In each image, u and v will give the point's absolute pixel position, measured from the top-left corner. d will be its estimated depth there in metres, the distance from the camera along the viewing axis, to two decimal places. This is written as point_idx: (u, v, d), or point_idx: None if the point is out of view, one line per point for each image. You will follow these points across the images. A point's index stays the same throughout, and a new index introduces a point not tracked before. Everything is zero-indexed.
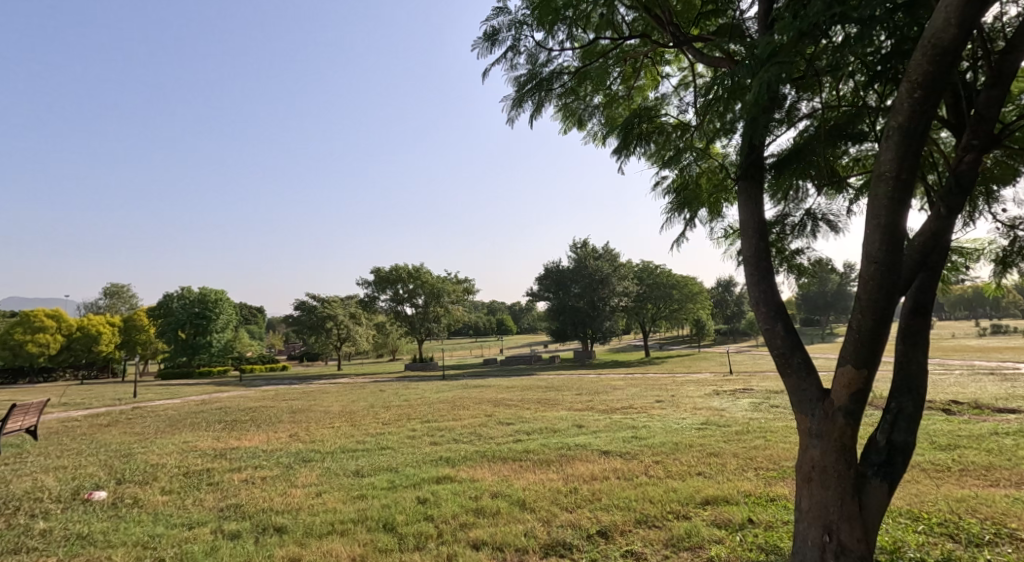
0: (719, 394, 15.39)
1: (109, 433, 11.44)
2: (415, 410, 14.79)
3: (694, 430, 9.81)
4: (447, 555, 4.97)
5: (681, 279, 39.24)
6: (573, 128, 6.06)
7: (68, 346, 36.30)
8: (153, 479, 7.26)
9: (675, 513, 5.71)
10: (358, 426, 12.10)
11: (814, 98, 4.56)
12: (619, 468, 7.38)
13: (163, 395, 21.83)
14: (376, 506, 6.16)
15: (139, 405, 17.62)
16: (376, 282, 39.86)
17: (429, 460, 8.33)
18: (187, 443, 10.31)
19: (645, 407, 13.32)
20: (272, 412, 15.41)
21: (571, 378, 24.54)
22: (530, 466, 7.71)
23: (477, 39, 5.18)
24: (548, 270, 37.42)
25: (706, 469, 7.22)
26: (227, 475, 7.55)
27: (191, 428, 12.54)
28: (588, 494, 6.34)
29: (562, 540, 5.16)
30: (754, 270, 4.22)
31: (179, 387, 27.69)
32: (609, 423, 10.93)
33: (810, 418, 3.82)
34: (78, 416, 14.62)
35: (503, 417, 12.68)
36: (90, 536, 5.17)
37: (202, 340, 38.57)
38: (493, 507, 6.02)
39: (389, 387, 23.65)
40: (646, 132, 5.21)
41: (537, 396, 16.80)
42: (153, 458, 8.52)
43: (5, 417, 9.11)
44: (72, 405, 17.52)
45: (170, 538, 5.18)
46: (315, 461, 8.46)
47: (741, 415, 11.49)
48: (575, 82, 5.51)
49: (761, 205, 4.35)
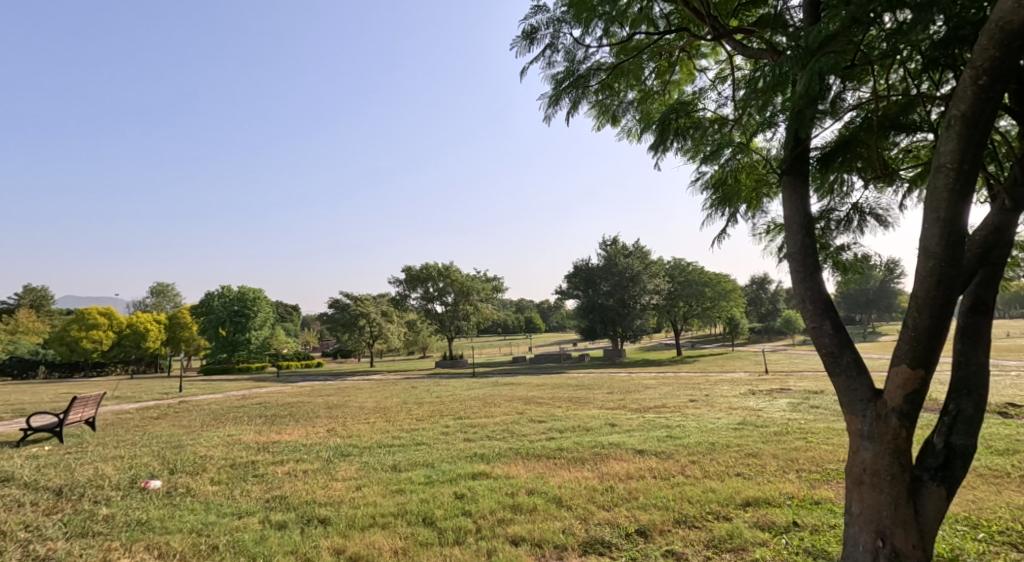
0: (756, 394, 15.07)
1: (157, 425, 11.91)
2: (447, 407, 14.88)
3: (731, 430, 9.61)
4: (487, 550, 5.00)
5: (714, 276, 38.40)
6: (607, 125, 6.03)
7: (118, 342, 37.99)
8: (202, 470, 7.53)
9: (715, 514, 5.63)
10: (393, 423, 12.25)
11: (861, 89, 4.41)
12: (655, 468, 7.28)
13: (205, 391, 22.54)
14: (415, 500, 6.25)
15: (183, 400, 18.29)
16: (407, 280, 40.43)
17: (463, 456, 8.40)
18: (231, 436, 10.63)
19: (679, 406, 13.12)
20: (309, 408, 15.71)
21: (602, 377, 24.22)
22: (565, 465, 7.68)
23: (516, 38, 5.19)
24: (577, 268, 37.22)
25: (745, 470, 7.09)
26: (271, 468, 7.78)
27: (234, 422, 12.91)
28: (624, 492, 6.31)
29: (600, 539, 5.14)
30: (799, 267, 4.13)
31: (221, 383, 28.65)
32: (643, 423, 10.79)
33: (861, 420, 3.71)
34: (130, 409, 15.27)
35: (534, 415, 12.66)
36: (149, 522, 5.40)
37: (242, 337, 39.71)
38: (529, 504, 6.03)
39: (420, 384, 23.84)
40: (683, 126, 5.12)
41: (567, 395, 16.73)
42: (201, 450, 8.84)
43: (67, 409, 9.60)
44: (121, 399, 18.27)
45: (222, 527, 5.38)
46: (353, 456, 8.63)
47: (780, 416, 11.24)
48: (610, 78, 5.48)
49: (805, 200, 4.25)
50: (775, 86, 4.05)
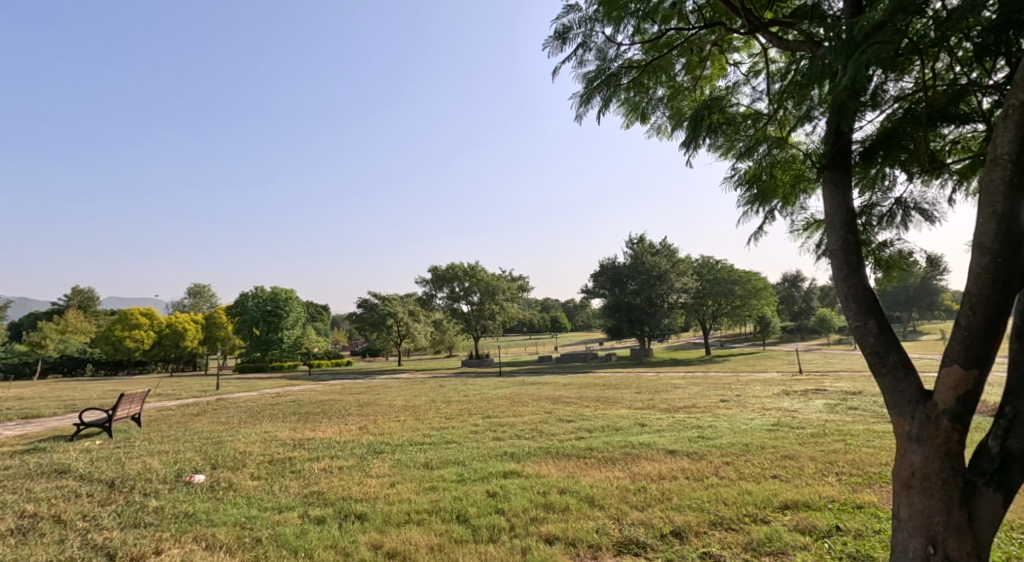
0: (790, 394, 14.78)
1: (197, 422, 12.30)
2: (475, 406, 14.97)
3: (766, 432, 9.42)
4: (521, 548, 5.02)
5: (744, 273, 37.62)
6: (636, 122, 5.96)
7: (158, 342, 39.41)
8: (242, 465, 7.73)
9: (752, 516, 5.52)
10: (423, 421, 12.38)
11: (904, 79, 4.27)
12: (688, 468, 7.20)
13: (241, 389, 23.11)
14: (448, 497, 6.30)
15: (222, 397, 18.83)
16: (433, 280, 40.80)
17: (494, 454, 8.44)
18: (267, 433, 10.90)
19: (710, 406, 12.96)
20: (340, 405, 15.96)
21: (631, 377, 23.86)
22: (596, 464, 7.65)
23: (548, 38, 5.17)
24: (603, 267, 37.02)
25: (783, 472, 6.94)
26: (308, 464, 7.94)
27: (270, 419, 13.22)
28: (658, 493, 6.24)
29: (635, 539, 5.10)
30: (842, 265, 4.03)
31: (254, 380, 29.31)
32: (673, 423, 10.65)
33: (909, 422, 3.60)
34: (171, 406, 15.80)
35: (562, 414, 12.64)
36: (195, 515, 5.57)
37: (274, 336, 40.26)
38: (561, 503, 6.02)
39: (448, 383, 24.02)
40: (716, 123, 5.03)
41: (595, 395, 16.64)
42: (240, 446, 9.08)
43: (116, 405, 10.02)
44: (163, 396, 18.91)
45: (264, 520, 5.51)
46: (386, 453, 8.74)
47: (815, 417, 10.98)
48: (641, 76, 5.40)
49: (848, 195, 4.15)
50: (816, 78, 3.96)
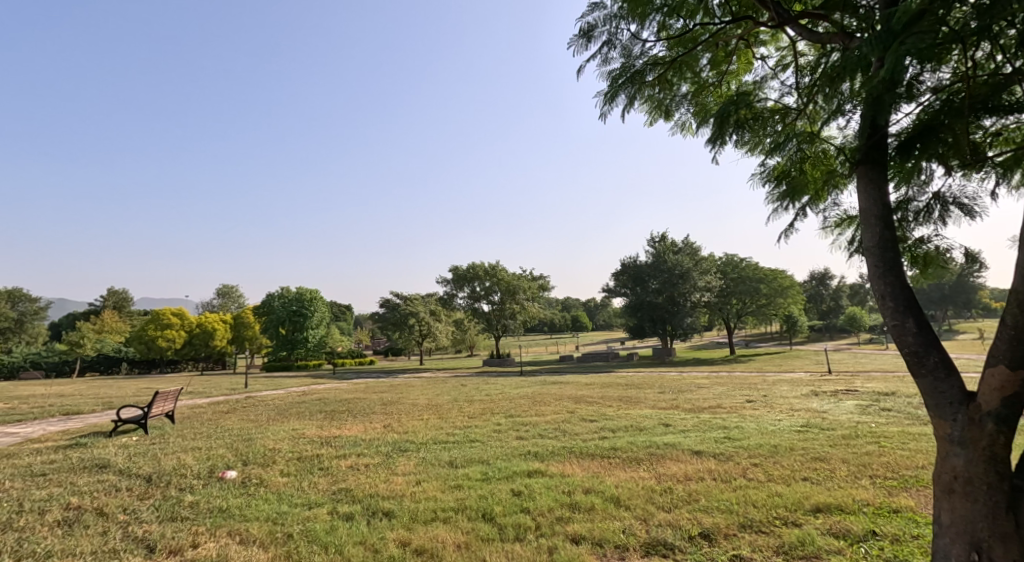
0: (818, 395, 14.47)
1: (228, 419, 12.56)
2: (497, 405, 15.01)
3: (795, 433, 9.24)
4: (548, 548, 5.00)
5: (769, 271, 36.97)
6: (660, 120, 5.89)
7: (189, 341, 40.35)
8: (272, 462, 7.87)
9: (783, 519, 5.42)
10: (446, 420, 12.44)
11: (942, 70, 4.14)
12: (715, 469, 7.11)
13: (268, 387, 23.53)
14: (473, 496, 6.32)
15: (250, 396, 19.19)
16: (454, 280, 41.01)
17: (518, 454, 8.44)
18: (295, 430, 11.08)
19: (736, 406, 12.79)
20: (365, 404, 16.12)
21: (654, 377, 23.57)
22: (620, 465, 7.59)
23: (573, 37, 5.15)
24: (624, 266, 36.79)
25: (814, 474, 6.80)
26: (335, 461, 8.04)
27: (297, 417, 13.43)
28: (684, 495, 6.16)
29: (662, 540, 5.05)
30: (878, 262, 3.93)
31: (281, 379, 29.73)
32: (698, 423, 10.53)
33: (951, 424, 3.49)
34: (202, 403, 16.17)
35: (585, 413, 12.59)
36: (229, 510, 5.68)
37: (300, 335, 40.74)
38: (587, 503, 5.99)
39: (471, 382, 24.14)
40: (743, 119, 4.94)
41: (617, 394, 16.52)
42: (269, 444, 9.24)
43: (151, 403, 10.28)
44: (195, 394, 19.37)
45: (295, 516, 5.59)
46: (411, 451, 8.81)
47: (845, 418, 10.74)
48: (666, 73, 5.33)
49: (883, 190, 4.05)
50: (850, 69, 3.86)
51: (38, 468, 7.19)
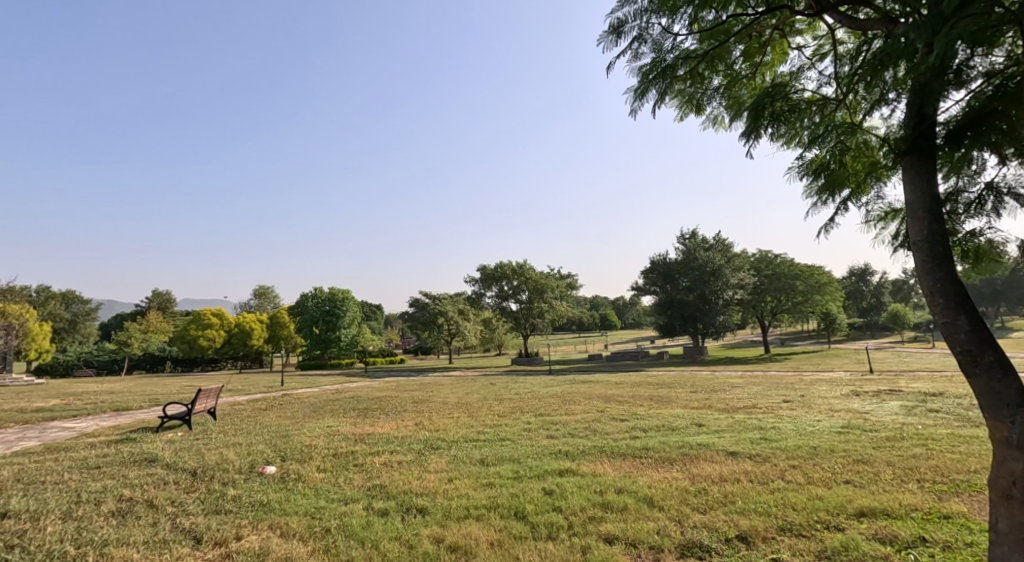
0: (859, 395, 14.02)
1: (266, 416, 12.89)
2: (527, 404, 15.03)
3: (835, 434, 9.01)
4: (581, 547, 5.00)
5: (806, 268, 36.01)
6: (691, 114, 5.82)
7: (228, 340, 41.59)
8: (309, 458, 8.06)
9: (825, 523, 5.30)
10: (476, 418, 12.52)
11: (994, 54, 3.97)
12: (751, 470, 6.99)
13: (303, 385, 24.09)
14: (506, 494, 6.36)
15: (287, 393, 19.70)
16: (482, 279, 41.22)
17: (549, 452, 8.44)
18: (330, 428, 11.31)
19: (772, 407, 12.54)
20: (396, 402, 16.37)
21: (685, 376, 23.26)
22: (653, 465, 7.53)
23: (602, 33, 5.13)
24: (653, 264, 36.40)
25: (856, 477, 6.62)
26: (369, 458, 8.19)
27: (331, 414, 13.70)
28: (719, 496, 6.08)
29: (698, 541, 5.00)
30: (926, 256, 3.82)
31: (315, 377, 30.38)
32: (732, 423, 10.37)
33: (1009, 428, 3.41)
34: (241, 401, 16.67)
35: (615, 412, 12.51)
36: (270, 504, 5.84)
37: (332, 335, 41.53)
38: (619, 503, 5.96)
39: (500, 381, 24.23)
40: (778, 111, 4.84)
41: (648, 394, 16.35)
42: (306, 440, 9.46)
43: (194, 400, 10.65)
44: (235, 392, 19.97)
45: (332, 511, 5.72)
46: (443, 449, 8.90)
47: (889, 419, 10.41)
48: (698, 66, 5.26)
49: (931, 181, 3.92)
50: (894, 57, 3.75)
51: (93, 461, 7.54)
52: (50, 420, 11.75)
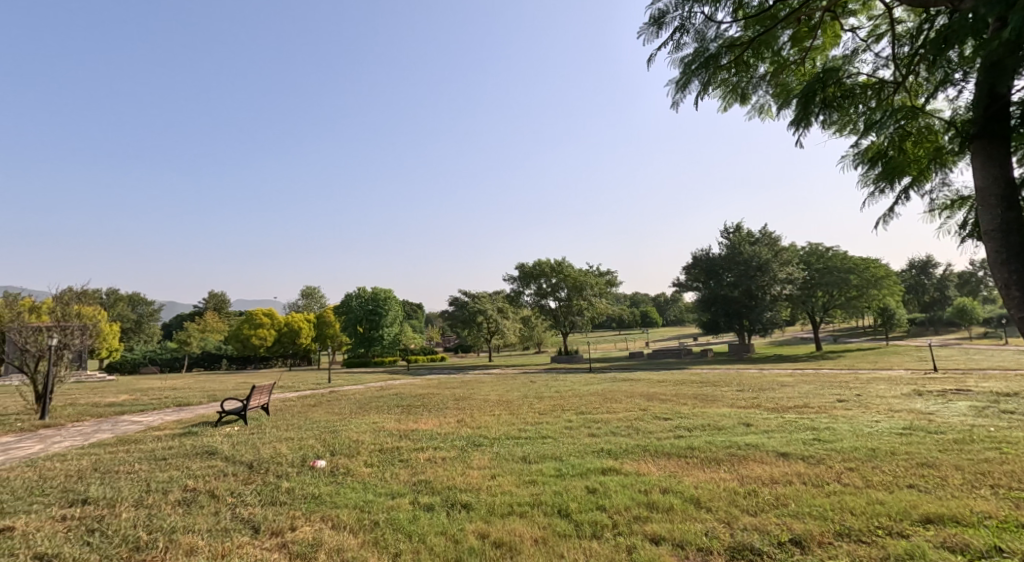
0: (920, 394, 13.40)
1: (315, 412, 13.30)
2: (568, 402, 15.00)
3: (894, 436, 8.65)
4: (626, 547, 4.99)
5: (860, 261, 34.60)
6: (735, 105, 5.70)
7: (278, 339, 43.07)
8: (357, 453, 8.30)
9: (885, 529, 5.13)
10: (518, 415, 12.59)
11: None
12: (803, 472, 6.81)
13: (349, 382, 24.70)
14: (549, 492, 6.40)
15: (334, 390, 20.27)
16: (521, 277, 41.35)
17: (591, 451, 8.42)
18: (375, 424, 11.60)
19: (824, 406, 12.14)
20: (439, 399, 16.61)
21: (731, 374, 22.77)
22: (698, 465, 7.42)
23: (643, 25, 5.09)
24: (696, 259, 35.76)
25: (919, 482, 6.37)
26: (414, 454, 8.36)
27: (377, 411, 14.03)
28: (770, 498, 5.95)
29: (748, 545, 4.92)
30: (1000, 246, 3.81)
31: (362, 374, 31.09)
32: (782, 423, 10.10)
33: None
34: (291, 397, 17.26)
35: (658, 411, 12.37)
36: (321, 497, 6.05)
37: (376, 333, 42.45)
38: (665, 503, 5.91)
39: (541, 379, 24.27)
40: (830, 97, 4.71)
41: (692, 392, 16.08)
42: (353, 435, 9.74)
43: (249, 396, 11.10)
44: (285, 388, 20.68)
45: (380, 505, 5.87)
46: (485, 446, 9.00)
47: (953, 421, 9.93)
48: (743, 54, 5.15)
49: (1004, 166, 3.83)
50: (961, 34, 3.59)
51: (160, 452, 7.98)
52: (120, 414, 12.47)
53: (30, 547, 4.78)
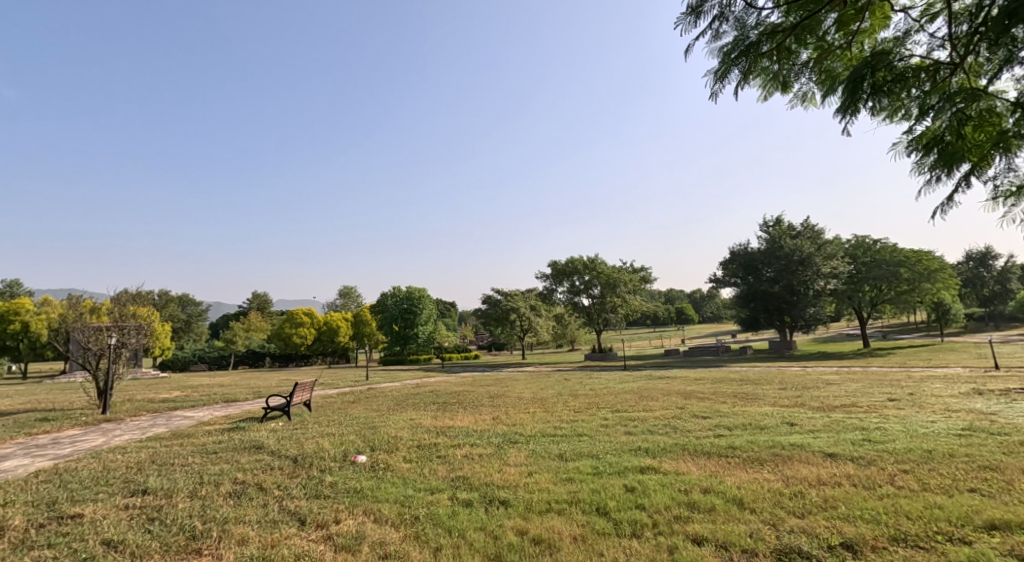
0: (979, 394, 12.73)
1: (355, 409, 13.56)
2: (604, 400, 14.86)
3: (952, 437, 8.26)
4: (668, 547, 4.90)
5: (911, 254, 33.18)
6: (777, 94, 5.53)
7: (318, 337, 44.12)
8: (396, 449, 8.40)
9: (945, 535, 4.90)
10: (554, 413, 12.54)
11: None
12: (853, 474, 6.58)
13: (386, 379, 25.09)
14: (587, 489, 6.34)
15: (371, 387, 20.63)
16: (554, 274, 41.28)
17: (628, 449, 8.33)
18: (412, 420, 11.73)
19: (874, 406, 11.68)
20: (474, 397, 16.67)
21: (772, 372, 22.17)
22: (741, 464, 7.26)
23: (680, 15, 4.98)
24: (734, 254, 35.07)
25: (982, 486, 6.06)
26: (451, 450, 8.41)
27: (414, 408, 14.19)
28: (818, 500, 5.76)
29: (796, 548, 4.77)
30: None
31: (398, 372, 31.58)
32: (828, 423, 9.78)
33: None
34: (331, 394, 17.63)
35: (697, 410, 12.14)
36: (362, 491, 6.14)
37: (410, 331, 42.99)
38: (707, 503, 5.78)
39: (575, 377, 24.16)
40: (880, 82, 4.52)
41: (732, 390, 15.70)
42: (391, 432, 9.86)
43: (292, 392, 11.40)
44: (326, 386, 21.16)
45: (420, 500, 5.93)
46: (521, 443, 8.99)
47: (1016, 422, 9.42)
48: (786, 41, 4.98)
49: None
50: None
51: (210, 446, 8.25)
52: (173, 409, 12.97)
53: (97, 534, 5.00)
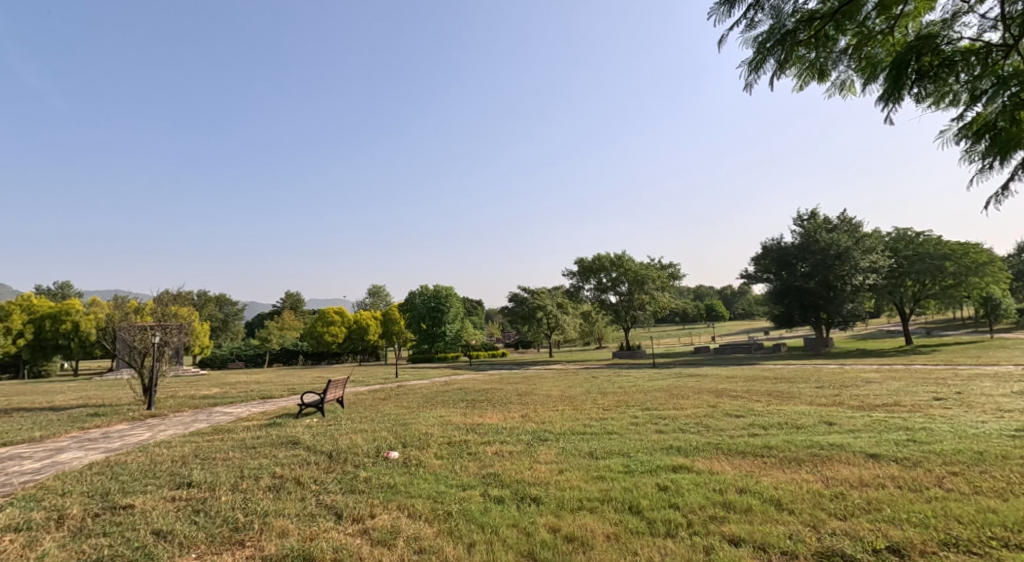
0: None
1: (386, 406, 13.70)
2: (634, 398, 14.67)
3: (1004, 439, 7.89)
4: (704, 547, 4.81)
5: (957, 246, 31.91)
6: (813, 83, 5.37)
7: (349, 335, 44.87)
8: (427, 445, 8.45)
9: (998, 539, 4.70)
10: (583, 411, 12.43)
11: None
12: (897, 475, 6.37)
13: (416, 377, 25.34)
14: (618, 488, 6.27)
15: (401, 385, 20.81)
16: (580, 271, 41.05)
17: (661, 448, 8.22)
18: (442, 417, 11.78)
19: (917, 405, 11.26)
20: (503, 395, 16.66)
21: (806, 370, 21.61)
22: (778, 464, 7.09)
23: (714, 5, 4.88)
24: (766, 249, 34.34)
25: None
26: (481, 447, 8.42)
27: (443, 405, 14.26)
28: (861, 502, 5.58)
29: (838, 550, 4.63)
30: None
31: (427, 370, 31.82)
32: (868, 422, 9.49)
33: None
34: (362, 391, 17.86)
35: (730, 409, 11.90)
36: (396, 486, 6.20)
37: (438, 330, 43.22)
38: (743, 503, 5.66)
39: (604, 376, 23.98)
40: (926, 68, 4.34)
41: (766, 388, 15.35)
42: (423, 428, 9.94)
43: (325, 389, 11.59)
44: (357, 384, 21.44)
45: (452, 496, 5.96)
46: (551, 441, 8.95)
47: None
48: (824, 28, 4.82)
49: None
50: None
51: (249, 441, 8.44)
52: (213, 405, 13.32)
53: (147, 524, 5.16)
